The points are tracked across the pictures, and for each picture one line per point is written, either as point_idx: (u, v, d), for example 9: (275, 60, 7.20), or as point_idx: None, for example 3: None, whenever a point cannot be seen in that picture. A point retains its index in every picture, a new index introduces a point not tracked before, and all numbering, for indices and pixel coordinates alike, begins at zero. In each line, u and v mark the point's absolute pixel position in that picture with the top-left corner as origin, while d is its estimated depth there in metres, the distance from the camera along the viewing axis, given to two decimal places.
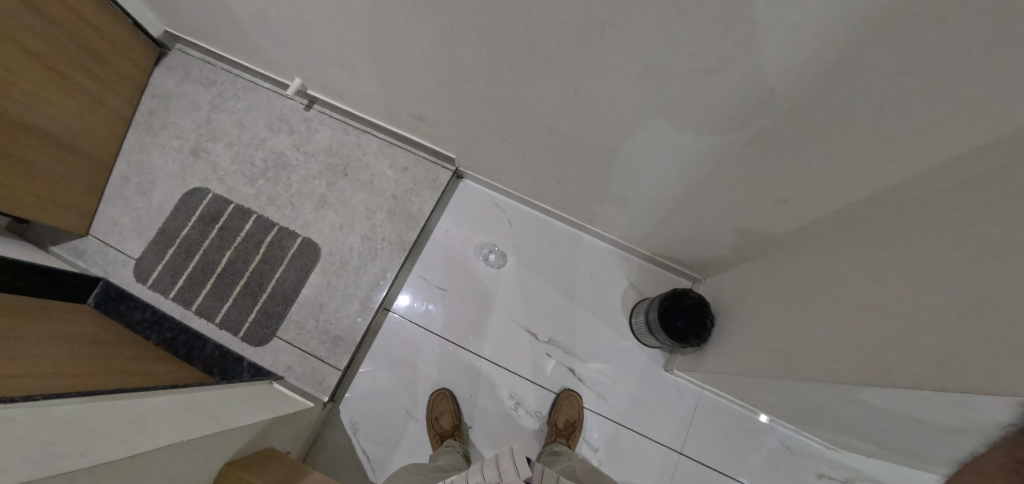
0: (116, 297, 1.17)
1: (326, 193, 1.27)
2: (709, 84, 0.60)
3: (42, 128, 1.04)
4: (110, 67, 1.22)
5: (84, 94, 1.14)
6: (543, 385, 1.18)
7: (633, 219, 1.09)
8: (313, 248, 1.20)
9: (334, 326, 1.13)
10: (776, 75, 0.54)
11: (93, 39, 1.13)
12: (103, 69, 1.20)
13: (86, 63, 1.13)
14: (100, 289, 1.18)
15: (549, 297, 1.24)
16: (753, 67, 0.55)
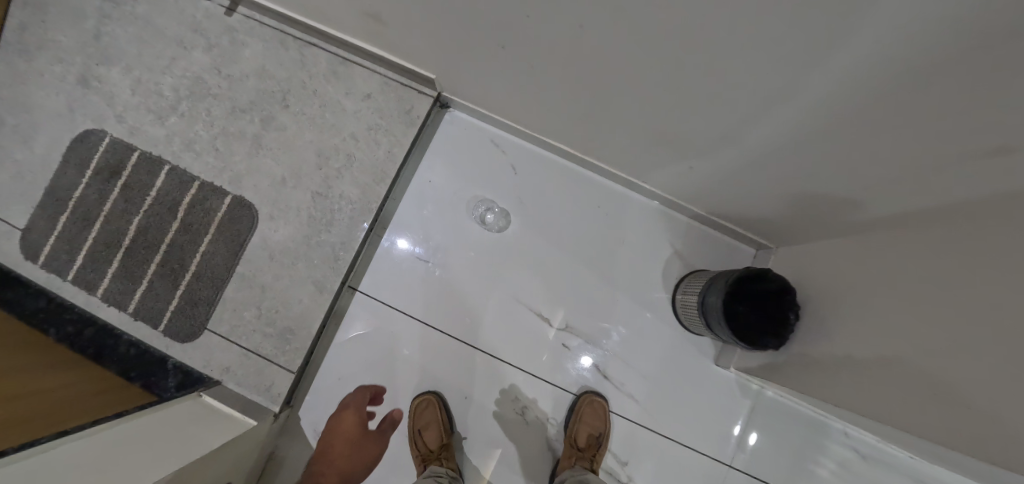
0: None
1: (260, 132, 0.92)
2: None
3: None
4: None
5: None
6: (557, 384, 0.92)
7: (692, 164, 0.75)
8: (246, 210, 0.88)
9: (281, 316, 0.85)
10: None
11: None
12: None
13: None
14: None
15: (566, 270, 0.94)
16: None
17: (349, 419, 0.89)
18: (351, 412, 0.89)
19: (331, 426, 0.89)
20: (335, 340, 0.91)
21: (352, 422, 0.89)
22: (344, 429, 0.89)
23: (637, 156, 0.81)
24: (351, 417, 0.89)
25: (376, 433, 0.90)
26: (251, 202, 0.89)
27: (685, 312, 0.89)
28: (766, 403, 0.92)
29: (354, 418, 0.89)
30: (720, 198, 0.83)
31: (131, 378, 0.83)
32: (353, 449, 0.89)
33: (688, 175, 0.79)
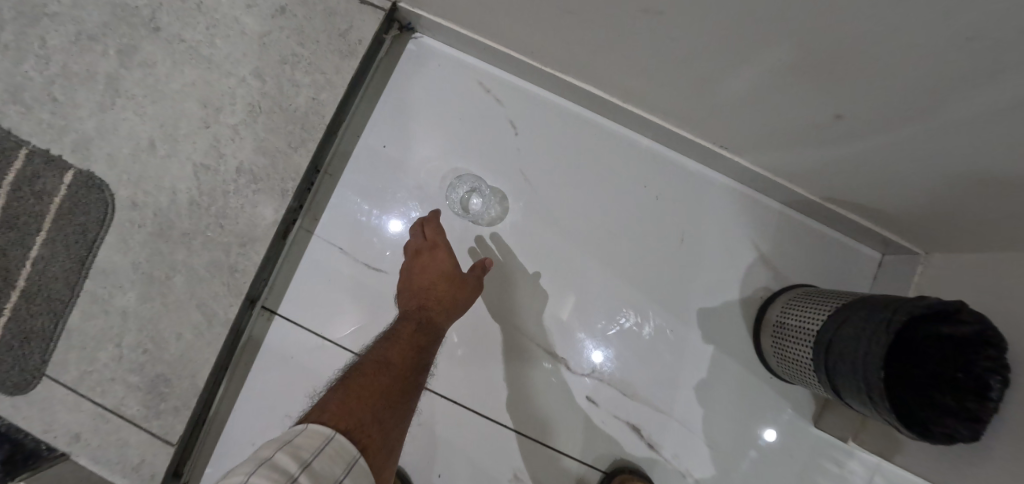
0: None
1: (118, 70, 0.59)
2: None
3: None
4: None
5: None
6: (581, 459, 0.60)
7: (837, 109, 0.41)
8: (97, 192, 0.57)
9: (152, 356, 0.55)
10: None
11: None
12: None
13: None
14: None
15: (592, 283, 0.61)
16: None
17: (442, 252, 0.54)
18: (440, 248, 0.55)
19: (416, 269, 0.55)
20: (238, 399, 0.57)
21: (448, 256, 0.54)
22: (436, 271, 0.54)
23: (726, 93, 0.46)
24: (441, 250, 0.55)
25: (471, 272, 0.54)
26: (104, 181, 0.57)
27: (783, 351, 0.56)
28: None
29: (447, 253, 0.55)
30: (861, 173, 0.48)
31: None
32: (449, 285, 0.53)
33: (825, 130, 0.44)
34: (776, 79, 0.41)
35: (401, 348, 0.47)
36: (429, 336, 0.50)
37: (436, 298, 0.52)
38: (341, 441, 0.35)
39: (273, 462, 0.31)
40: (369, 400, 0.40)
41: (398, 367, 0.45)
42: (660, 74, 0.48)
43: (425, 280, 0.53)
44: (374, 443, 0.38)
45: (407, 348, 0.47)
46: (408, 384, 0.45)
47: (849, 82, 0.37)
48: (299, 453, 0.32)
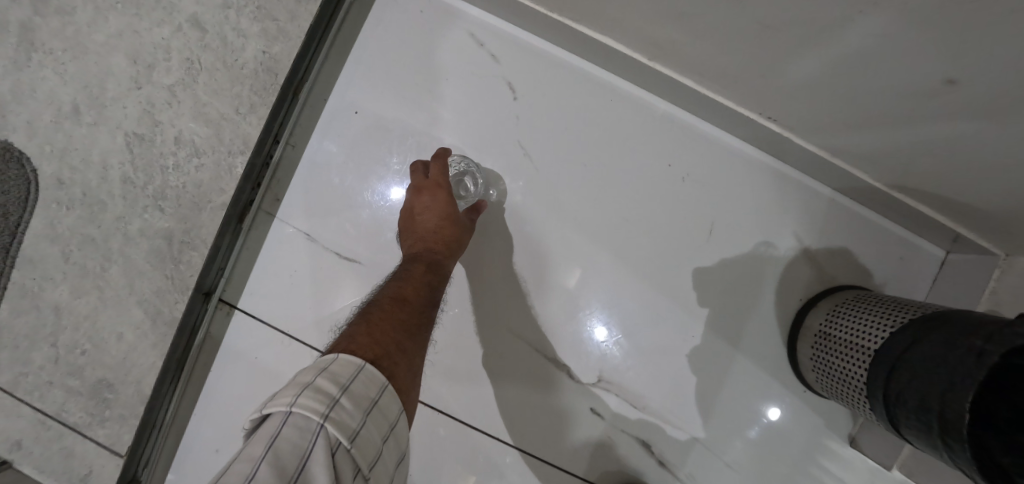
0: None
1: (31, 18, 0.49)
2: None
3: None
4: None
5: None
6: (583, 478, 0.52)
7: (946, 61, 0.29)
8: (16, 168, 0.48)
9: (91, 358, 0.48)
10: None
11: None
12: None
13: None
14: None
15: (603, 275, 0.52)
16: None
17: (445, 195, 0.45)
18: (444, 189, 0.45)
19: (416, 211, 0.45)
20: (196, 404, 0.49)
21: (451, 201, 0.44)
22: (440, 216, 0.44)
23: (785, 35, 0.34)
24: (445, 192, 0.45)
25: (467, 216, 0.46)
26: (23, 153, 0.48)
27: (825, 364, 0.48)
28: None
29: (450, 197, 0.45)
30: (958, 156, 0.37)
31: None
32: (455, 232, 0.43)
33: (922, 97, 0.33)
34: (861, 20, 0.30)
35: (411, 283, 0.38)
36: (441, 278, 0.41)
37: (441, 244, 0.43)
38: (374, 369, 0.28)
39: (312, 386, 0.26)
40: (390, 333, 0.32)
41: (414, 301, 0.37)
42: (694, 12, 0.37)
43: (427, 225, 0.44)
44: (403, 381, 0.30)
45: (422, 284, 0.39)
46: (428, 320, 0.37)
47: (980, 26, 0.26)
48: (335, 377, 0.26)
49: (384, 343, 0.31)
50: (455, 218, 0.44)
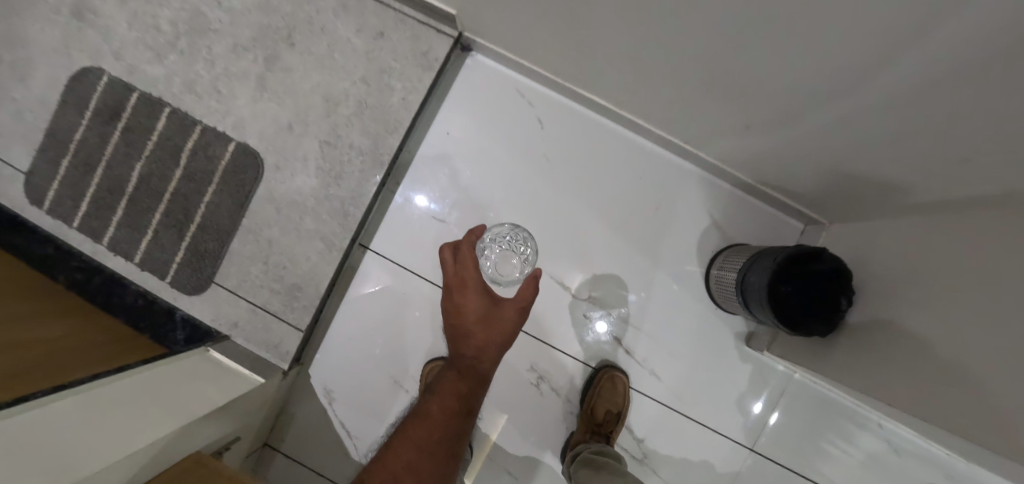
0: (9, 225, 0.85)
1: (265, 72, 0.85)
2: None
3: None
4: None
5: None
6: (576, 357, 0.86)
7: (744, 122, 0.65)
8: (252, 159, 0.83)
9: (288, 272, 0.81)
10: None
11: None
12: None
13: None
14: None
15: (590, 237, 0.87)
16: None
17: (473, 297, 0.73)
18: (471, 293, 0.73)
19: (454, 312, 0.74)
20: (342, 301, 0.86)
21: (478, 299, 0.72)
22: (472, 314, 0.73)
23: (678, 108, 0.71)
24: (473, 295, 0.73)
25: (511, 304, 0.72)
26: (256, 151, 0.83)
27: (722, 285, 0.81)
28: (795, 387, 0.86)
29: (477, 297, 0.73)
30: (773, 163, 0.73)
31: (138, 328, 0.81)
32: (481, 327, 0.72)
33: (744, 136, 0.69)
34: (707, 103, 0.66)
35: (444, 396, 0.70)
36: (464, 384, 0.71)
37: (475, 338, 0.72)
38: None
39: None
40: (411, 452, 0.64)
41: (436, 414, 0.68)
42: (636, 92, 0.73)
43: (464, 319, 0.73)
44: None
45: (448, 394, 0.70)
46: (448, 424, 0.68)
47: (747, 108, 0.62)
48: None
49: (402, 460, 0.63)
50: (483, 313, 0.72)
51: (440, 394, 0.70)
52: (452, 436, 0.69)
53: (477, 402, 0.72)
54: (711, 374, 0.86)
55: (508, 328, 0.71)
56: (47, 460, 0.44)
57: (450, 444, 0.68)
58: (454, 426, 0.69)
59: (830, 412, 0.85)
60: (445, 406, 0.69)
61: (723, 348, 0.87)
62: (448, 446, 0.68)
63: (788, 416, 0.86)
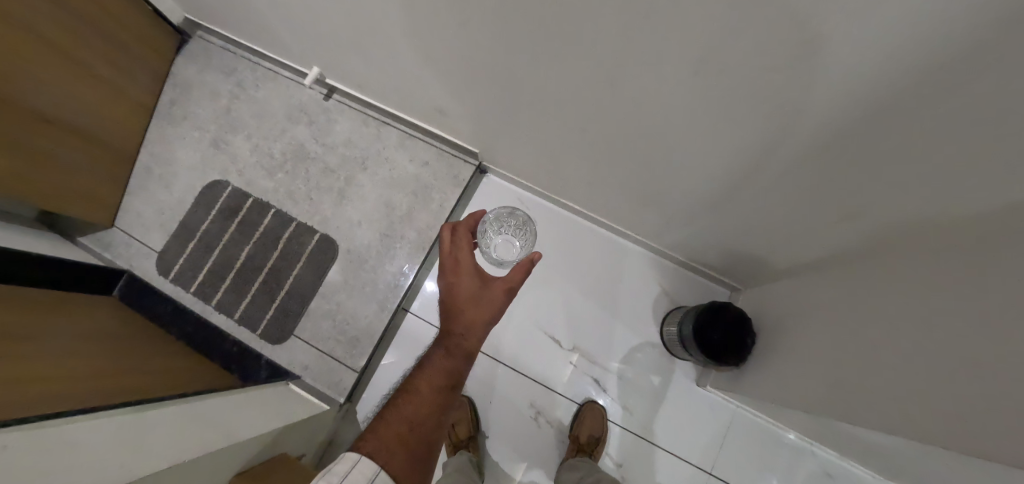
0: (138, 289, 1.14)
1: (345, 187, 1.25)
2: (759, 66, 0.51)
3: (64, 120, 1.05)
4: (126, 53, 1.20)
5: (102, 84, 1.14)
6: (564, 394, 1.14)
7: (665, 221, 1.03)
8: (330, 246, 1.19)
9: (351, 326, 1.12)
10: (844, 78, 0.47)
11: (107, 23, 1.11)
12: (116, 53, 1.17)
13: (99, 47, 1.11)
14: (125, 280, 1.15)
15: (573, 303, 1.19)
16: (821, 69, 0.47)
17: (464, 278, 0.74)
18: (464, 275, 0.74)
19: (446, 289, 0.75)
20: (386, 351, 1.14)
21: (471, 279, 0.74)
22: (463, 294, 0.73)
23: (622, 213, 1.10)
24: (466, 275, 0.74)
25: (502, 286, 0.73)
26: (333, 239, 1.19)
27: (668, 337, 1.12)
28: (739, 419, 1.10)
29: (469, 277, 0.74)
30: (689, 249, 1.09)
31: (230, 369, 1.07)
32: (471, 306, 0.73)
33: (667, 230, 1.06)
34: (640, 211, 1.04)
35: (433, 373, 0.72)
36: (454, 370, 0.72)
37: (466, 317, 0.72)
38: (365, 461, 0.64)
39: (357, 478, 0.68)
40: (402, 424, 0.68)
41: (425, 403, 0.70)
42: (596, 204, 1.13)
43: (456, 298, 0.73)
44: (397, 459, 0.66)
45: (437, 376, 0.72)
46: (435, 400, 0.70)
47: (663, 213, 1.00)
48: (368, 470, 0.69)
49: (393, 430, 0.68)
50: (472, 293, 0.73)
51: (431, 373, 0.72)
52: (440, 407, 0.70)
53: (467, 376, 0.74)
54: (670, 410, 1.12)
55: (498, 307, 0.72)
56: (213, 426, 0.70)
57: (438, 419, 0.70)
58: (442, 398, 0.71)
59: (770, 441, 1.09)
60: (432, 385, 0.71)
61: (677, 389, 1.13)
62: (436, 418, 0.70)
63: (738, 444, 1.10)
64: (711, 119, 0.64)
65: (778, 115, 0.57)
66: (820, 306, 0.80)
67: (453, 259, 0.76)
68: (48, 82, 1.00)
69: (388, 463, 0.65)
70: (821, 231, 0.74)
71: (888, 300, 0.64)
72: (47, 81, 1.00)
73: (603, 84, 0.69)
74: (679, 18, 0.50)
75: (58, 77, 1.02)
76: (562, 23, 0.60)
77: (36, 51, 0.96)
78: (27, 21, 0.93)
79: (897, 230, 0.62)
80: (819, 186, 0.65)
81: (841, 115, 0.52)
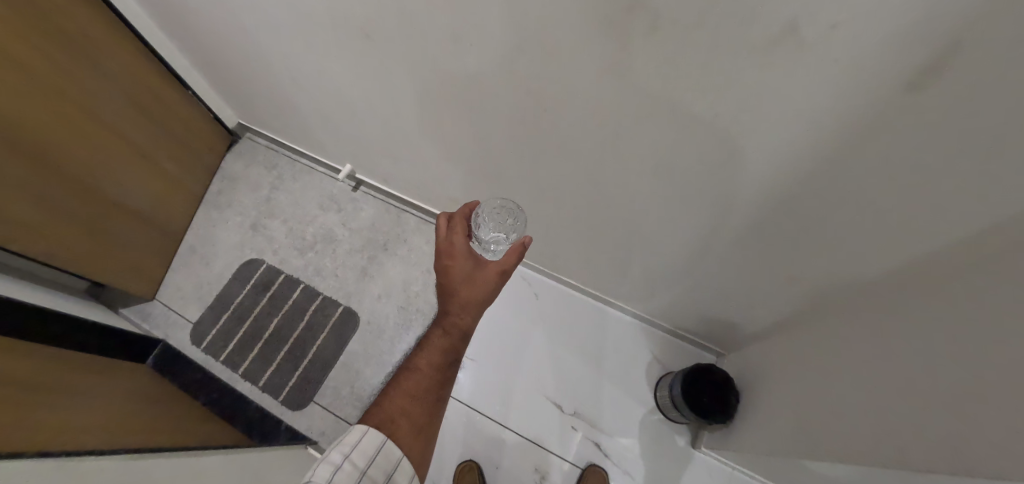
0: (171, 358, 1.25)
1: (367, 265, 1.41)
2: (708, 174, 0.71)
3: (127, 203, 1.24)
4: (187, 152, 1.44)
5: (164, 174, 1.35)
6: (569, 460, 1.24)
7: (652, 293, 1.19)
8: (351, 317, 1.32)
9: (366, 392, 1.23)
10: (766, 184, 0.67)
11: (176, 127, 1.35)
12: (180, 152, 1.40)
13: (168, 147, 1.35)
14: (159, 350, 1.27)
15: (574, 370, 1.32)
16: (748, 178, 0.67)
17: (458, 259, 0.78)
18: (457, 256, 0.78)
19: (442, 271, 0.78)
20: None
21: (465, 263, 0.77)
22: (457, 274, 0.77)
23: (613, 287, 1.26)
24: (459, 258, 0.78)
25: (496, 268, 0.76)
26: (355, 312, 1.34)
27: (663, 399, 1.23)
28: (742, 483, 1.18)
29: (463, 260, 0.78)
30: (674, 318, 1.25)
31: (251, 433, 1.16)
32: (467, 285, 0.76)
33: (651, 300, 1.23)
34: (629, 285, 1.21)
35: (431, 353, 0.76)
36: (451, 349, 0.76)
37: (460, 294, 0.76)
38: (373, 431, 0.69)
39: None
40: (404, 399, 0.73)
41: (425, 378, 0.75)
42: (589, 279, 1.30)
43: (451, 277, 0.77)
44: (403, 431, 0.71)
45: (435, 354, 0.76)
46: (435, 377, 0.75)
47: (649, 287, 1.16)
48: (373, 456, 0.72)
49: (397, 405, 0.73)
50: (466, 272, 0.77)
51: (430, 351, 0.76)
52: (439, 383, 0.75)
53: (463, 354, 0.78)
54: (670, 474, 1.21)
55: (492, 288, 0.76)
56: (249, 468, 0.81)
57: (438, 392, 0.75)
58: (441, 375, 0.76)
59: None
60: (431, 361, 0.76)
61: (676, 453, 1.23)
62: (436, 395, 0.75)
63: None
64: (680, 210, 0.83)
65: (728, 209, 0.77)
66: (788, 364, 0.94)
67: (448, 242, 0.79)
68: (120, 172, 1.20)
69: (393, 434, 0.70)
70: (780, 298, 0.90)
71: (835, 353, 0.79)
72: (122, 174, 1.21)
73: (593, 184, 0.90)
74: (646, 140, 0.71)
75: (128, 169, 1.22)
76: (562, 140, 0.82)
77: (117, 149, 1.18)
78: (117, 125, 1.17)
79: (837, 295, 0.78)
80: (763, 261, 0.84)
81: (771, 209, 0.71)
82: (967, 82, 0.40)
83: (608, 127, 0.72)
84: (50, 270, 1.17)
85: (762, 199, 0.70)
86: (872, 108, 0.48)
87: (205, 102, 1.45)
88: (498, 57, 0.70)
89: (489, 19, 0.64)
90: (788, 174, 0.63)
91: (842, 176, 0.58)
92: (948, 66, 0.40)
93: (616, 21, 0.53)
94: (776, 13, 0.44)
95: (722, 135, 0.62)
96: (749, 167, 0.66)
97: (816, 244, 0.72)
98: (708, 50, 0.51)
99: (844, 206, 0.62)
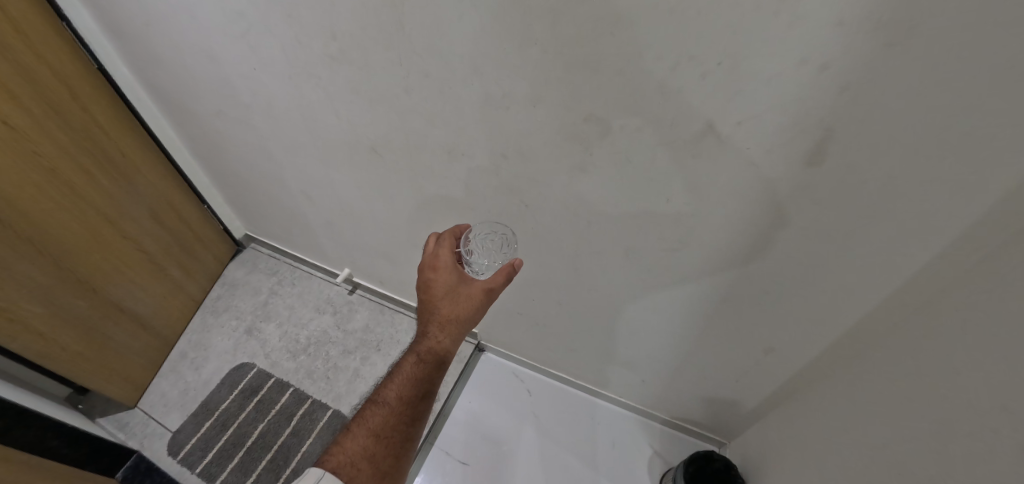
0: (145, 471, 1.22)
1: (359, 367, 1.42)
2: (672, 258, 0.83)
3: (129, 306, 1.29)
4: (195, 260, 1.53)
5: (169, 281, 1.43)
6: None
7: (643, 379, 1.21)
8: (340, 421, 1.31)
9: None
10: (720, 267, 0.79)
11: (188, 236, 1.47)
12: (189, 260, 1.50)
13: (178, 255, 1.45)
14: (133, 460, 1.24)
15: (569, 470, 1.29)
16: (706, 259, 0.80)
17: (443, 274, 0.85)
18: (443, 270, 0.86)
19: (426, 288, 0.86)
20: None
21: (448, 278, 0.85)
22: (441, 288, 0.84)
23: (606, 376, 1.29)
24: (444, 272, 0.86)
25: (479, 288, 0.83)
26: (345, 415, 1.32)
27: None
28: None
29: (447, 274, 0.86)
30: (669, 406, 1.26)
31: None
32: (448, 299, 0.83)
33: (642, 386, 1.25)
34: (622, 373, 1.24)
35: (401, 385, 0.84)
36: (422, 379, 0.84)
37: (441, 313, 0.83)
38: (327, 477, 0.68)
39: None
40: (368, 438, 0.78)
41: (392, 414, 0.81)
42: (580, 370, 1.33)
43: (434, 292, 0.85)
44: (367, 475, 0.73)
45: (406, 384, 0.83)
46: (404, 412, 0.82)
47: (642, 375, 1.20)
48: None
49: (359, 445, 0.77)
50: (449, 287, 0.84)
51: (400, 382, 0.84)
52: (407, 418, 0.82)
53: (436, 382, 0.85)
54: None
55: (474, 305, 0.82)
56: None
57: (404, 428, 0.81)
58: (411, 410, 0.82)
59: None
60: (401, 394, 0.83)
61: None
62: (404, 432, 0.81)
63: None
64: (658, 291, 0.92)
65: (694, 291, 0.87)
66: (784, 442, 0.95)
67: (433, 260, 0.87)
68: (128, 277, 1.27)
69: (352, 478, 0.72)
70: (762, 374, 0.96)
71: (822, 420, 0.83)
72: (130, 279, 1.28)
73: (574, 273, 1.00)
74: (614, 230, 0.84)
75: (135, 272, 1.30)
76: (545, 234, 0.95)
77: (129, 254, 1.27)
78: (135, 232, 1.28)
79: (810, 363, 0.85)
80: (740, 335, 0.91)
81: (732, 286, 0.82)
82: (846, 160, 0.54)
83: (583, 220, 0.86)
84: (34, 373, 1.16)
85: (721, 281, 0.82)
86: (788, 194, 0.62)
87: (218, 216, 1.59)
88: (486, 164, 0.86)
89: (478, 134, 0.81)
90: (738, 253, 0.75)
91: (783, 246, 0.70)
92: (827, 156, 0.55)
93: (579, 130, 0.69)
94: (695, 121, 0.60)
95: (678, 222, 0.76)
96: (703, 247, 0.78)
97: (779, 315, 0.81)
98: (650, 149, 0.66)
99: (788, 277, 0.74)
